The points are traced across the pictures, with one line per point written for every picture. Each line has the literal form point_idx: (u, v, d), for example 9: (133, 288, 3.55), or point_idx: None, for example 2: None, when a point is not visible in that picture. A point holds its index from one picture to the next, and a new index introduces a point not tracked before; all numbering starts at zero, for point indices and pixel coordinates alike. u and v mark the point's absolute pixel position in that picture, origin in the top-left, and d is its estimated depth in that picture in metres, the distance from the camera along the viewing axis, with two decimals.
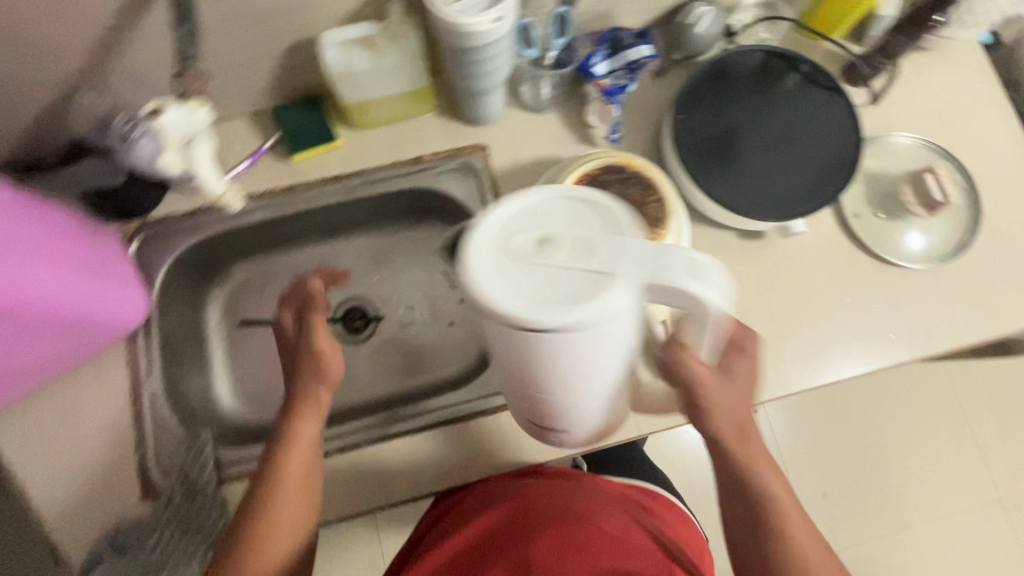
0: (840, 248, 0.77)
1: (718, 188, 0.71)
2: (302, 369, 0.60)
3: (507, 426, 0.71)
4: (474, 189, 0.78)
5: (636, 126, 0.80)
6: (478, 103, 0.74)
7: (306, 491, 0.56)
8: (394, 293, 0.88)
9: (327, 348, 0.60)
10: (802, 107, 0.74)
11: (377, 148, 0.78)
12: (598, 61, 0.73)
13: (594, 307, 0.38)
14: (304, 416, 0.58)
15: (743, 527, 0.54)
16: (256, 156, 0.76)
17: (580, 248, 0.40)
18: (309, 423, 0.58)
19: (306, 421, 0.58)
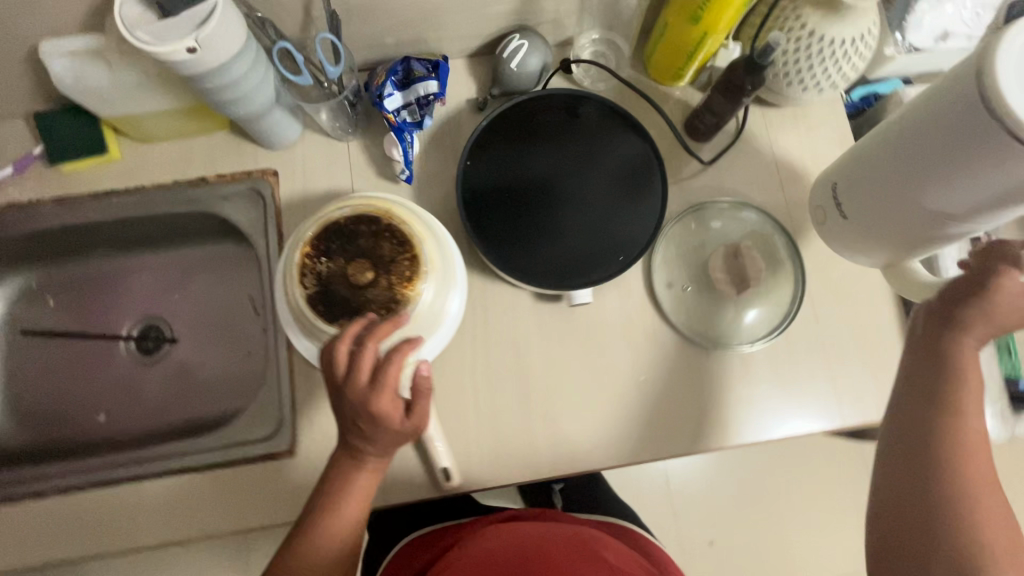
0: (643, 322, 0.71)
1: (505, 242, 0.65)
2: (353, 442, 0.58)
3: (242, 484, 0.66)
4: (258, 219, 0.72)
5: (444, 166, 0.73)
6: (258, 130, 0.68)
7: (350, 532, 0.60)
8: (195, 315, 0.83)
9: (415, 421, 0.57)
10: (612, 154, 0.67)
11: (160, 164, 0.73)
12: (388, 92, 0.66)
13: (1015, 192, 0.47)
14: (354, 475, 0.59)
15: (914, 476, 0.49)
16: (27, 162, 0.71)
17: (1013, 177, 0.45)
18: (371, 473, 0.60)
19: (362, 479, 0.59)
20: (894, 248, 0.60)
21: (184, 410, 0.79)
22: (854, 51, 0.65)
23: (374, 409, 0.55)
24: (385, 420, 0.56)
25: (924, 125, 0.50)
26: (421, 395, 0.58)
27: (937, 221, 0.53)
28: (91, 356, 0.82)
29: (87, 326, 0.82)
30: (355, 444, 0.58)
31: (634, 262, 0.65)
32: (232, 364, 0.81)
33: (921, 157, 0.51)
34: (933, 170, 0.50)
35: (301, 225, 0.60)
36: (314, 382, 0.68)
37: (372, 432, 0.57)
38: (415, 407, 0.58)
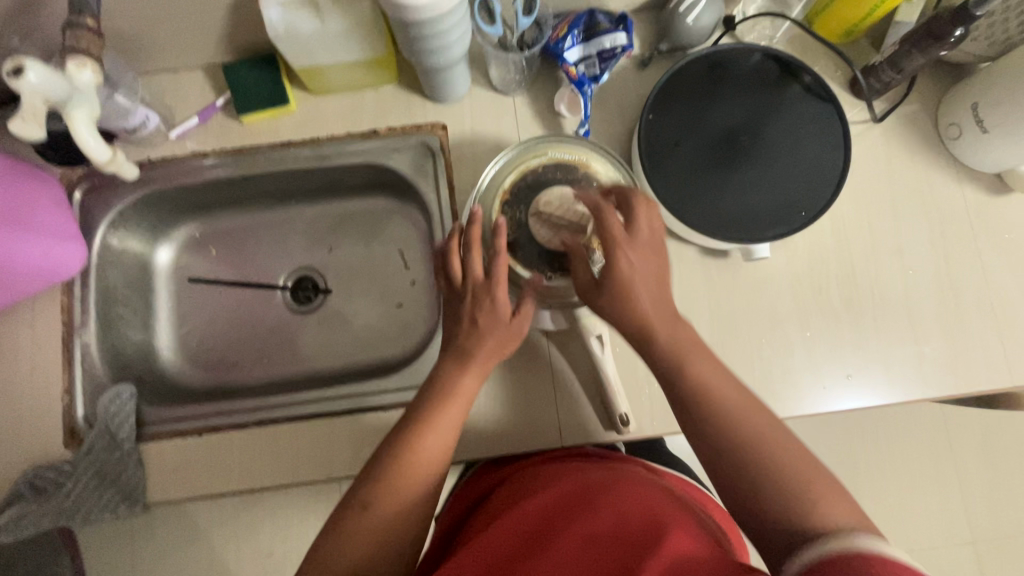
0: (808, 278, 0.71)
1: (683, 200, 0.66)
2: (464, 342, 0.57)
3: None
4: (428, 172, 0.75)
5: (610, 121, 0.74)
6: (439, 81, 0.69)
7: (406, 509, 0.51)
8: (346, 268, 0.86)
9: (522, 323, 0.57)
10: (792, 107, 0.67)
11: (332, 116, 0.74)
12: (569, 46, 0.67)
13: None
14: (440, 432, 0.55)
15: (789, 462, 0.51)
16: (209, 113, 0.73)
17: None
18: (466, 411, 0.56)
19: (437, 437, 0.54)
20: None
21: (342, 355, 0.83)
22: None
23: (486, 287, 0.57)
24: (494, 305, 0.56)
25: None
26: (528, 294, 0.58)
27: None
28: (250, 301, 0.85)
29: (245, 275, 0.86)
30: (467, 343, 0.56)
31: (818, 217, 0.65)
32: (384, 315, 0.84)
33: None
34: None
35: (499, 172, 0.63)
36: None
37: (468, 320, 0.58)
38: (522, 310, 0.58)
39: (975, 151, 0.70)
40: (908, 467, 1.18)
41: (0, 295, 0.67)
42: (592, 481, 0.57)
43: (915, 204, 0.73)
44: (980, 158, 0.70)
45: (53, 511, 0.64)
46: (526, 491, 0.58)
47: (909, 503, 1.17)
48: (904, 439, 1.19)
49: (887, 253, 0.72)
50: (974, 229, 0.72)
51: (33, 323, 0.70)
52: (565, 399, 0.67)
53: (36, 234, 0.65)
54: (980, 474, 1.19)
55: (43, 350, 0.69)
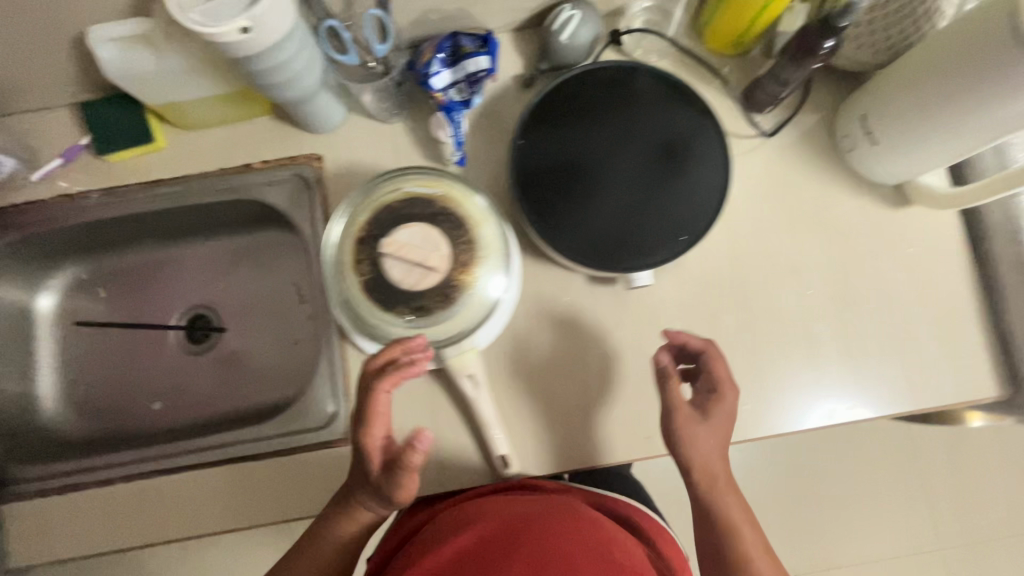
0: (701, 303, 0.68)
1: (559, 227, 0.62)
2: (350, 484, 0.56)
3: (300, 472, 0.65)
4: (306, 206, 0.72)
5: (492, 146, 0.70)
6: (305, 111, 0.66)
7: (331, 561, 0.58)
8: (239, 305, 0.82)
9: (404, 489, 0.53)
10: (671, 123, 0.64)
11: (203, 151, 0.71)
12: (435, 70, 0.63)
13: None
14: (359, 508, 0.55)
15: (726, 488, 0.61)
16: (72, 154, 0.70)
17: None
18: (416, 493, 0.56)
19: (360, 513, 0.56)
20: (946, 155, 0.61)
21: (235, 397, 0.79)
22: (940, 5, 0.59)
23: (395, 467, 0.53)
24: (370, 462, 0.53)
25: (954, 64, 0.54)
26: (406, 468, 0.52)
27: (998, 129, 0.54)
28: (141, 344, 0.82)
29: (136, 316, 0.83)
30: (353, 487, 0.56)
31: (702, 238, 0.62)
32: (278, 353, 0.80)
33: (949, 75, 0.54)
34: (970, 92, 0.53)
35: (354, 211, 0.58)
36: None
37: (386, 497, 0.54)
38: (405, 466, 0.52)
39: (870, 163, 0.67)
40: (860, 478, 1.15)
41: None
42: (511, 513, 0.56)
43: (812, 220, 0.70)
44: (875, 169, 0.67)
45: None
46: (451, 531, 0.56)
47: (862, 513, 1.14)
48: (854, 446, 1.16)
49: (784, 273, 0.68)
50: (873, 244, 0.69)
51: None
52: (445, 443, 0.64)
53: None
54: (934, 481, 1.15)
55: None
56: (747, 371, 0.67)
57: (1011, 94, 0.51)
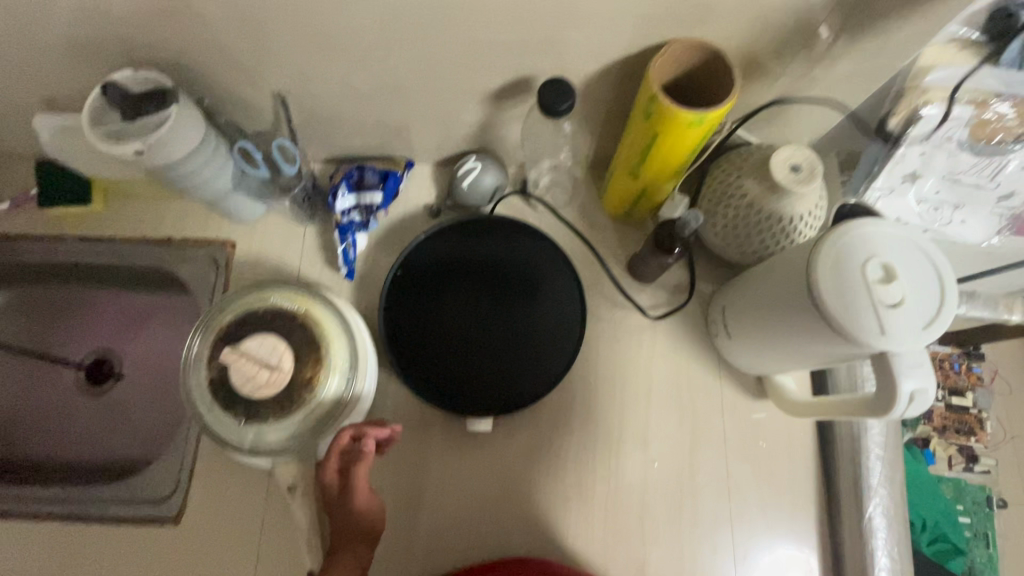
0: (544, 456, 0.69)
1: (414, 359, 0.67)
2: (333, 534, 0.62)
3: (125, 543, 0.67)
4: (208, 285, 0.77)
5: (384, 266, 0.75)
6: (222, 207, 0.73)
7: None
8: (143, 356, 0.87)
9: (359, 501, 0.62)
10: (537, 280, 0.70)
11: (134, 219, 0.79)
12: (339, 194, 0.70)
13: (878, 311, 0.47)
14: (345, 550, 0.61)
15: None
16: (20, 201, 0.78)
17: (899, 296, 0.48)
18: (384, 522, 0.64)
19: (343, 557, 0.61)
20: (791, 363, 0.62)
21: (110, 446, 0.82)
22: (795, 227, 0.63)
23: (351, 485, 0.63)
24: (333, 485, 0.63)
25: (786, 287, 0.56)
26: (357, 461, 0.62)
27: (828, 357, 0.56)
28: (43, 375, 0.87)
29: (46, 347, 0.88)
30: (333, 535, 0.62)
31: (545, 393, 0.66)
32: (162, 409, 0.84)
33: (779, 299, 0.57)
34: (795, 321, 0.55)
35: (222, 310, 0.63)
36: (211, 457, 0.69)
37: (359, 510, 0.63)
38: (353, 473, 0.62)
39: (730, 352, 0.70)
40: None
41: None
42: None
43: (670, 394, 0.71)
44: (736, 358, 0.69)
45: None
46: None
47: None
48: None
49: (632, 441, 0.70)
50: (724, 431, 0.70)
51: None
52: (269, 542, 0.66)
53: None
54: None
55: None
56: (577, 534, 0.67)
57: (816, 336, 0.53)
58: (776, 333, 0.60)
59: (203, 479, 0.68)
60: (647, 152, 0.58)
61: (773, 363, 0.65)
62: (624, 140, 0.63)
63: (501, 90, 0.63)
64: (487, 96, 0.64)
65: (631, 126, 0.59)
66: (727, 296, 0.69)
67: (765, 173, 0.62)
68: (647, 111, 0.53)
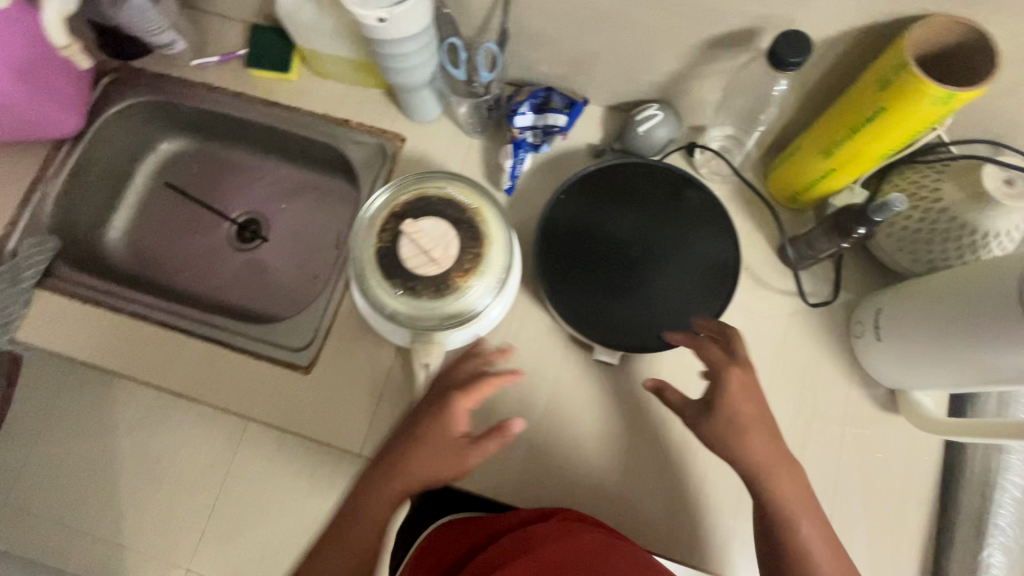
0: (654, 409, 0.70)
1: (560, 282, 0.69)
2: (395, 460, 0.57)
3: (259, 377, 0.73)
4: (373, 172, 0.82)
5: (540, 193, 0.78)
6: (407, 98, 0.77)
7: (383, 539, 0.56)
8: (289, 226, 0.94)
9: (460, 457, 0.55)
10: (695, 238, 0.69)
11: (320, 97, 0.84)
12: (522, 110, 0.73)
13: None
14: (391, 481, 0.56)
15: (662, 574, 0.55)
16: (228, 58, 0.85)
17: None
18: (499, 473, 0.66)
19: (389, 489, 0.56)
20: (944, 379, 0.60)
21: (248, 296, 0.90)
22: (985, 244, 0.61)
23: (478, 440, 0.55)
24: (445, 421, 0.55)
25: (965, 296, 0.55)
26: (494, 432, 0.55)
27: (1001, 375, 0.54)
28: (200, 220, 0.95)
29: (208, 198, 0.96)
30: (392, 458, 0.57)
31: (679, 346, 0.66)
32: (296, 278, 0.91)
33: (959, 306, 0.56)
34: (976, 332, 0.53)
35: (400, 188, 0.67)
36: (347, 323, 0.74)
37: (454, 465, 0.55)
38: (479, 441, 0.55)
39: (870, 357, 0.68)
40: None
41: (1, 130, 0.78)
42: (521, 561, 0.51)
43: (793, 382, 0.70)
44: (874, 364, 0.68)
45: None
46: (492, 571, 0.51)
47: None
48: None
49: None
50: (840, 433, 0.69)
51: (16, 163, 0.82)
52: (382, 412, 0.70)
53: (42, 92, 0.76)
54: None
55: (12, 186, 0.81)
56: (669, 489, 0.68)
57: None
58: (938, 342, 0.58)
59: (337, 341, 0.74)
60: (863, 127, 0.57)
61: (916, 375, 0.63)
62: (831, 114, 0.61)
63: (719, 40, 0.63)
64: (701, 43, 0.64)
65: (851, 98, 0.58)
66: (885, 299, 0.66)
67: (971, 179, 0.59)
68: (887, 80, 0.52)
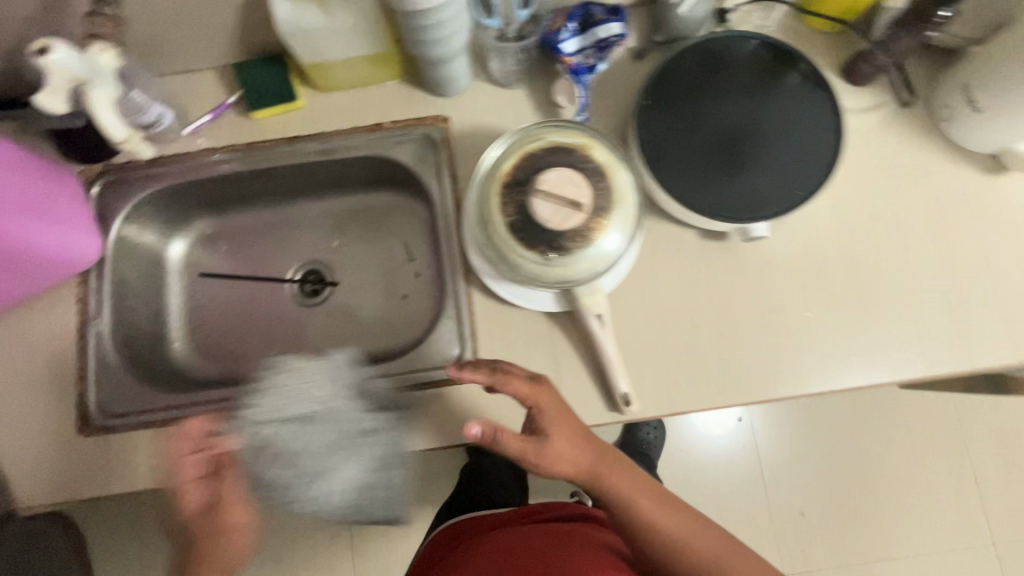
0: (805, 263, 0.73)
1: (683, 186, 0.68)
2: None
3: (429, 406, 0.70)
4: (431, 164, 0.77)
5: (607, 113, 0.75)
6: (442, 73, 0.72)
7: None
8: (353, 262, 0.89)
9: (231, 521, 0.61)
10: (784, 91, 0.69)
11: (337, 112, 0.77)
12: (565, 38, 0.68)
13: None
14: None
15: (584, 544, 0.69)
16: (221, 111, 0.76)
17: None
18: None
19: None
20: None
21: (351, 344, 0.85)
22: None
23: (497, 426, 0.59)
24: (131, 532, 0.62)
25: None
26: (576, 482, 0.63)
27: None
28: (258, 293, 0.88)
29: (253, 269, 0.88)
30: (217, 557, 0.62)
31: (815, 196, 0.67)
32: (389, 305, 0.86)
33: None
34: None
35: (501, 156, 0.64)
36: (487, 313, 0.71)
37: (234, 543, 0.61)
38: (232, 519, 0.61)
39: (971, 133, 0.71)
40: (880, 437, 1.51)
41: (18, 283, 0.69)
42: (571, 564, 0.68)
43: (909, 186, 0.74)
44: (976, 137, 0.71)
45: (69, 493, 0.68)
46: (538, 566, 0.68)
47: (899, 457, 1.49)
48: (866, 414, 1.52)
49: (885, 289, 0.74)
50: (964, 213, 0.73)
51: (51, 314, 0.73)
52: (568, 382, 0.69)
53: (47, 229, 0.66)
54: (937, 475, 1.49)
55: (61, 340, 0.72)
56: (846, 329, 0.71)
57: None
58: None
59: (488, 338, 0.71)
60: None
61: None
62: None
63: None
64: None
65: None
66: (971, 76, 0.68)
67: None
68: None
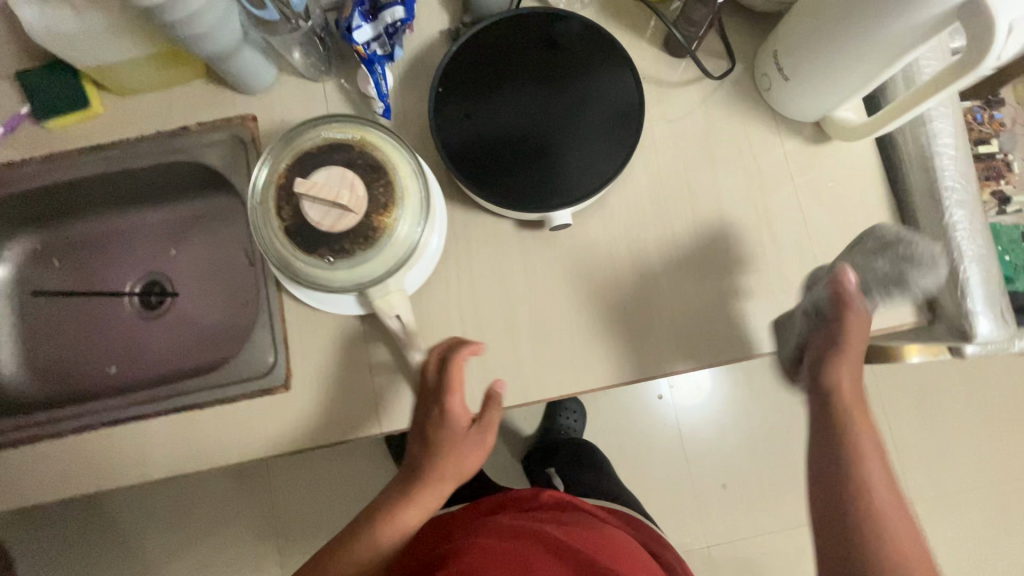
0: (625, 246, 0.71)
1: (482, 174, 0.65)
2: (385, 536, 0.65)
3: (243, 418, 0.68)
4: (242, 165, 0.74)
5: (418, 101, 0.72)
6: (231, 70, 0.68)
7: None
8: (193, 270, 0.86)
9: None
10: (582, 69, 0.67)
11: (139, 116, 0.73)
12: (355, 24, 0.64)
13: None
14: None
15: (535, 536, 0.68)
16: (14, 123, 0.72)
17: None
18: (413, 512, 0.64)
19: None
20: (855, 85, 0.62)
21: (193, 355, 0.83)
22: None
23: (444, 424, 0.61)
24: None
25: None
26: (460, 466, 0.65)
27: (901, 45, 0.54)
28: (96, 308, 0.85)
29: (89, 283, 0.86)
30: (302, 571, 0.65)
31: (615, 178, 0.65)
32: (230, 313, 0.83)
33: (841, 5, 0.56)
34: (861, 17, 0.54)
35: (276, 157, 0.61)
36: (299, 318, 0.69)
37: None
38: None
39: (788, 101, 0.69)
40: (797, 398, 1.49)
41: None
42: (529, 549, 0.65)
43: (733, 160, 0.71)
44: (794, 106, 0.69)
45: None
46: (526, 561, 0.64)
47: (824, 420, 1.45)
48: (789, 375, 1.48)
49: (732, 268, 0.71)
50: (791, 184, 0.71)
51: None
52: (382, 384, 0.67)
53: None
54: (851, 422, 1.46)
55: None
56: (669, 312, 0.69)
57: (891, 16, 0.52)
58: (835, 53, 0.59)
59: (301, 344, 0.69)
60: None
61: (839, 93, 0.63)
62: None
63: None
64: None
65: None
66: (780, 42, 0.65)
67: None
68: None
